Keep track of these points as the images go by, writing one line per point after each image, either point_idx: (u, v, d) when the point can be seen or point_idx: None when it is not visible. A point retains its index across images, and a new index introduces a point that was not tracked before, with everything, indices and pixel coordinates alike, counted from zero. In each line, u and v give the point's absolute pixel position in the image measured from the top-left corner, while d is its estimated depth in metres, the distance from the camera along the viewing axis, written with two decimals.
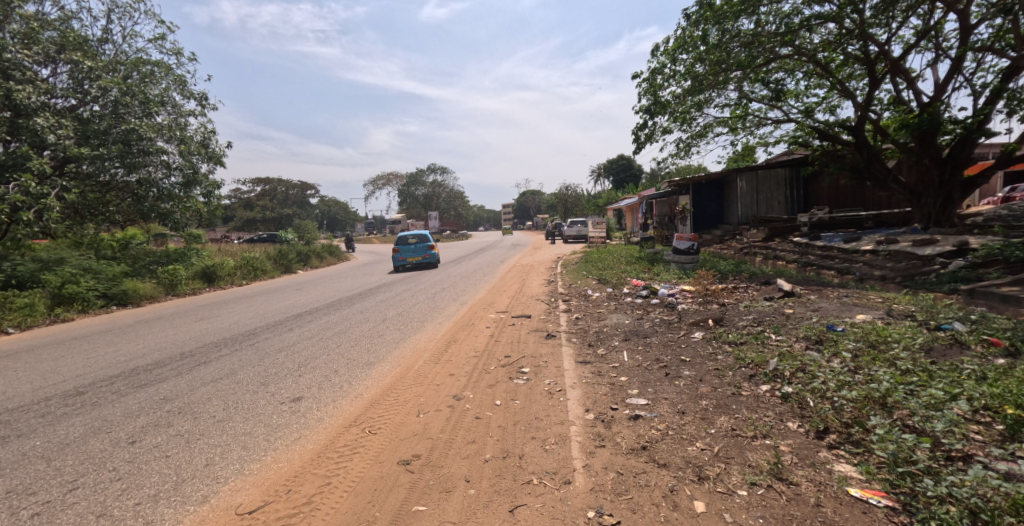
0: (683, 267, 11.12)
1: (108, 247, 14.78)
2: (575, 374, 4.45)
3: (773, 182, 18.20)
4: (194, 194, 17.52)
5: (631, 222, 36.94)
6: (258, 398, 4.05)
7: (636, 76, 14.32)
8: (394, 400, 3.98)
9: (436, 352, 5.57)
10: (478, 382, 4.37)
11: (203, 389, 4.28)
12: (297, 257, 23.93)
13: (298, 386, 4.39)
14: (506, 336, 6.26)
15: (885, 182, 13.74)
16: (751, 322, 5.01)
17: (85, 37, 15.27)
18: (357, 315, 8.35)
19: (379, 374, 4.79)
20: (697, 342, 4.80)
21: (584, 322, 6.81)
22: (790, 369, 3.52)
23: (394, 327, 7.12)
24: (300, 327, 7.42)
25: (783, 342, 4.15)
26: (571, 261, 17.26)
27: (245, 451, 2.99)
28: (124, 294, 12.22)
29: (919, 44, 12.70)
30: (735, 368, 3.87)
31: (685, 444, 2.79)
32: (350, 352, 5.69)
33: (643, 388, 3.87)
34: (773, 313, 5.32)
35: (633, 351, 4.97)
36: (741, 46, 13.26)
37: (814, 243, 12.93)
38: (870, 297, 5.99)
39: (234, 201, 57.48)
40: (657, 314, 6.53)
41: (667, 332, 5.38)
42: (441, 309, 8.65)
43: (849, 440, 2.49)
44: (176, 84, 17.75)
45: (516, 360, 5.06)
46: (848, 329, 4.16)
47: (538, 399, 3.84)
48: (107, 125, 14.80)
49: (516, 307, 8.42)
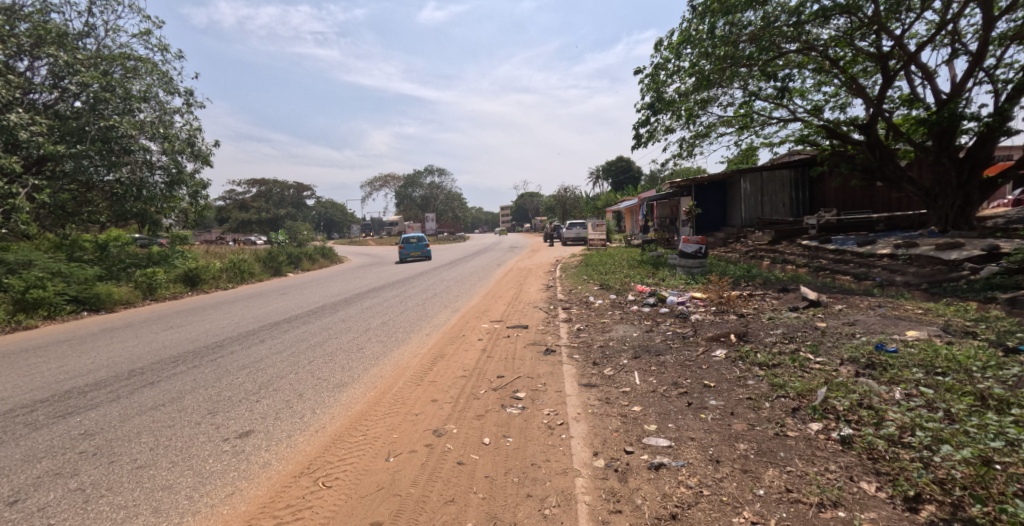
0: (690, 271, 10.47)
1: (84, 250, 14.05)
2: (579, 402, 3.80)
3: (778, 183, 17.60)
4: (178, 194, 16.80)
5: (631, 225, 36.38)
6: (198, 433, 3.36)
7: (639, 71, 13.73)
8: (362, 436, 3.32)
9: (420, 371, 4.91)
10: (464, 411, 3.70)
11: (136, 420, 3.60)
12: (288, 259, 23.17)
13: (250, 415, 3.70)
14: (499, 351, 5.60)
15: (899, 183, 13.14)
16: (781, 339, 4.34)
17: (64, 30, 14.60)
18: (339, 324, 7.67)
19: (350, 399, 4.12)
20: (720, 363, 4.12)
21: (587, 334, 6.15)
22: (847, 403, 2.85)
23: (375, 340, 6.44)
24: (274, 337, 6.75)
25: (828, 367, 3.47)
26: (570, 264, 16.63)
27: (156, 518, 2.32)
28: (96, 299, 11.58)
29: (934, 39, 12.15)
30: (772, 398, 3.21)
31: (727, 514, 2.13)
32: (321, 370, 5.02)
33: (662, 423, 3.21)
34: (803, 327, 4.66)
35: (645, 372, 4.31)
36: (748, 41, 12.68)
37: (825, 247, 12.32)
38: (909, 309, 5.32)
39: (228, 202, 56.74)
40: (668, 326, 5.85)
41: (682, 349, 4.71)
42: (431, 317, 7.99)
43: (960, 519, 1.84)
44: (161, 81, 17.06)
45: (509, 382, 4.42)
46: (903, 350, 3.50)
47: (536, 437, 3.19)
48: (84, 121, 13.96)
49: (512, 316, 7.76)
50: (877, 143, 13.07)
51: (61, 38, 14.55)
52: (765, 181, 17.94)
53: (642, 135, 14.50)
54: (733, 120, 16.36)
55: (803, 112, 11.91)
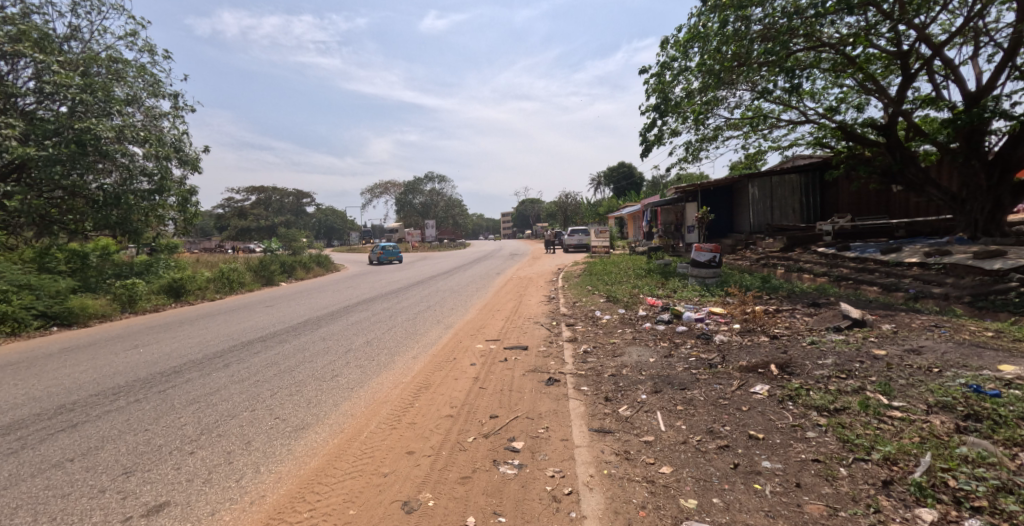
0: (704, 282, 9.69)
1: (59, 260, 13.36)
2: (589, 456, 3.02)
3: (788, 188, 16.89)
4: (165, 200, 16.00)
5: (634, 230, 35.74)
6: (94, 508, 2.56)
7: (644, 70, 13.10)
8: (309, 512, 2.54)
9: (399, 407, 4.14)
10: (446, 472, 2.96)
11: (21, 487, 2.79)
12: (280, 268, 22.36)
13: (173, 477, 2.91)
14: (494, 380, 4.81)
15: (922, 187, 12.34)
16: (835, 373, 3.51)
17: (47, 32, 14.08)
18: (318, 344, 6.90)
19: (307, 450, 3.34)
20: (763, 404, 3.32)
21: (595, 358, 5.36)
22: (973, 484, 2.04)
23: (354, 364, 5.67)
24: (241, 361, 5.98)
25: (917, 417, 2.65)
26: (574, 273, 15.87)
27: None
28: (68, 313, 10.88)
29: (959, 35, 11.47)
30: (849, 462, 2.40)
31: None
32: (281, 406, 4.22)
33: (704, 497, 2.40)
34: (858, 355, 3.85)
35: (669, 414, 3.53)
36: (761, 38, 12.02)
37: (845, 254, 11.54)
38: (979, 331, 4.50)
39: (226, 210, 56.26)
40: (689, 351, 5.04)
41: (712, 383, 3.90)
42: (421, 335, 7.22)
43: None
44: (148, 84, 16.54)
45: (504, 425, 3.65)
46: (1011, 396, 2.70)
47: (535, 516, 2.43)
48: (59, 123, 13.21)
49: (510, 335, 6.97)
50: (897, 144, 12.31)
51: (43, 40, 13.96)
52: (774, 185, 17.34)
53: (648, 138, 13.83)
54: (742, 122, 15.66)
55: (818, 114, 11.23)
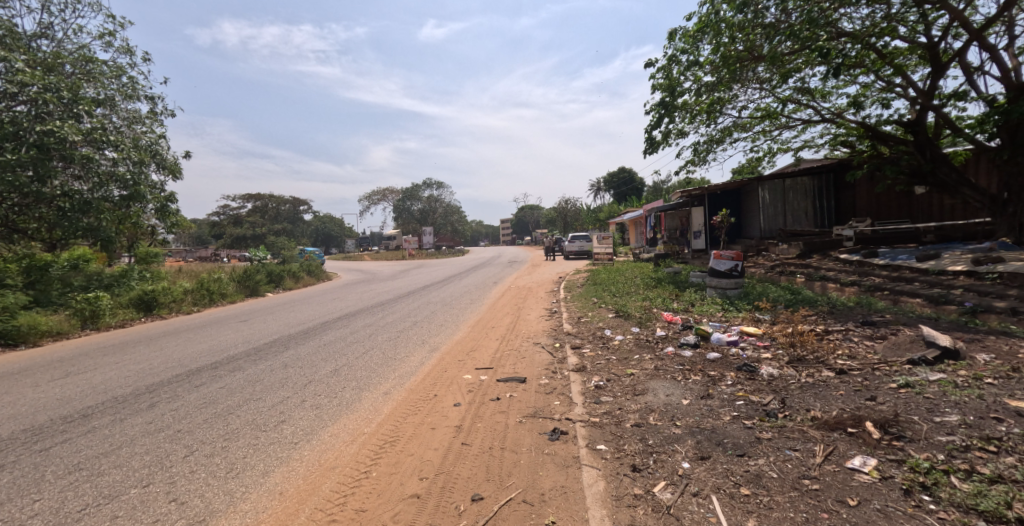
0: (725, 294, 8.53)
1: (14, 272, 12.14)
2: None
3: (801, 192, 15.80)
4: (138, 208, 14.66)
5: (637, 237, 34.60)
6: None
7: (649, 63, 12.05)
8: None
9: (347, 480, 3.00)
10: None
11: None
12: (267, 278, 21.19)
13: None
14: (481, 431, 3.69)
15: (955, 188, 11.23)
16: (976, 443, 2.41)
17: (10, 28, 12.88)
18: (276, 374, 5.73)
19: None
20: (884, 495, 2.19)
21: (611, 398, 4.22)
22: None
23: (308, 405, 4.50)
24: (172, 400, 4.79)
25: None
26: (577, 282, 14.73)
27: None
28: (15, 332, 9.74)
29: (995, 22, 10.48)
30: None
31: None
32: (189, 477, 3.06)
33: None
34: (992, 410, 2.74)
35: (735, 503, 2.38)
36: (777, 27, 10.96)
37: (874, 261, 10.48)
38: None
39: (221, 217, 54.96)
40: (733, 390, 3.90)
41: (783, 449, 2.78)
42: (400, 361, 6.06)
43: None
44: (124, 85, 15.45)
45: (492, 517, 2.52)
46: None
47: None
48: (19, 126, 11.88)
49: (505, 361, 5.82)
50: (927, 143, 11.13)
51: (6, 36, 12.75)
52: (787, 188, 16.20)
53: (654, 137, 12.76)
54: (753, 123, 14.61)
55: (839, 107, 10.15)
